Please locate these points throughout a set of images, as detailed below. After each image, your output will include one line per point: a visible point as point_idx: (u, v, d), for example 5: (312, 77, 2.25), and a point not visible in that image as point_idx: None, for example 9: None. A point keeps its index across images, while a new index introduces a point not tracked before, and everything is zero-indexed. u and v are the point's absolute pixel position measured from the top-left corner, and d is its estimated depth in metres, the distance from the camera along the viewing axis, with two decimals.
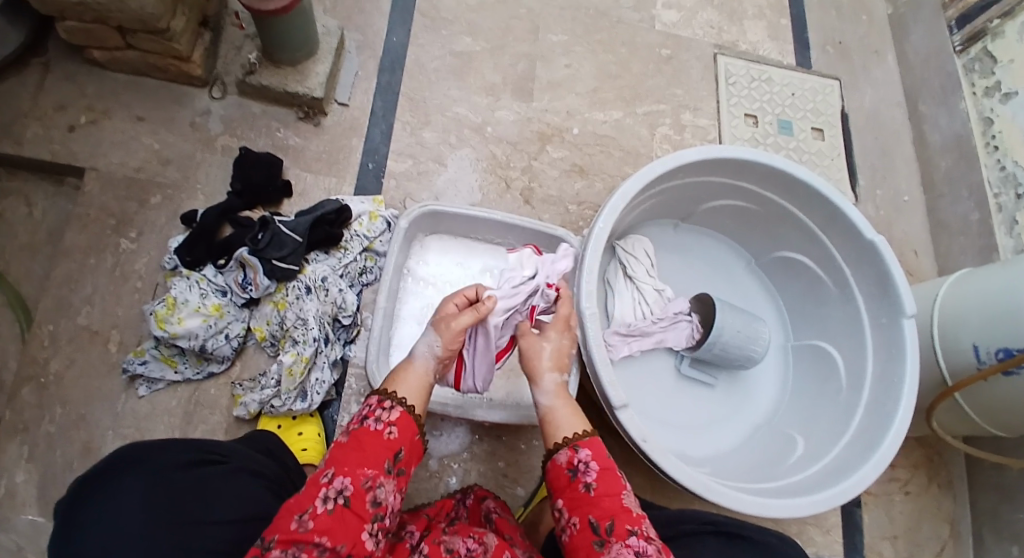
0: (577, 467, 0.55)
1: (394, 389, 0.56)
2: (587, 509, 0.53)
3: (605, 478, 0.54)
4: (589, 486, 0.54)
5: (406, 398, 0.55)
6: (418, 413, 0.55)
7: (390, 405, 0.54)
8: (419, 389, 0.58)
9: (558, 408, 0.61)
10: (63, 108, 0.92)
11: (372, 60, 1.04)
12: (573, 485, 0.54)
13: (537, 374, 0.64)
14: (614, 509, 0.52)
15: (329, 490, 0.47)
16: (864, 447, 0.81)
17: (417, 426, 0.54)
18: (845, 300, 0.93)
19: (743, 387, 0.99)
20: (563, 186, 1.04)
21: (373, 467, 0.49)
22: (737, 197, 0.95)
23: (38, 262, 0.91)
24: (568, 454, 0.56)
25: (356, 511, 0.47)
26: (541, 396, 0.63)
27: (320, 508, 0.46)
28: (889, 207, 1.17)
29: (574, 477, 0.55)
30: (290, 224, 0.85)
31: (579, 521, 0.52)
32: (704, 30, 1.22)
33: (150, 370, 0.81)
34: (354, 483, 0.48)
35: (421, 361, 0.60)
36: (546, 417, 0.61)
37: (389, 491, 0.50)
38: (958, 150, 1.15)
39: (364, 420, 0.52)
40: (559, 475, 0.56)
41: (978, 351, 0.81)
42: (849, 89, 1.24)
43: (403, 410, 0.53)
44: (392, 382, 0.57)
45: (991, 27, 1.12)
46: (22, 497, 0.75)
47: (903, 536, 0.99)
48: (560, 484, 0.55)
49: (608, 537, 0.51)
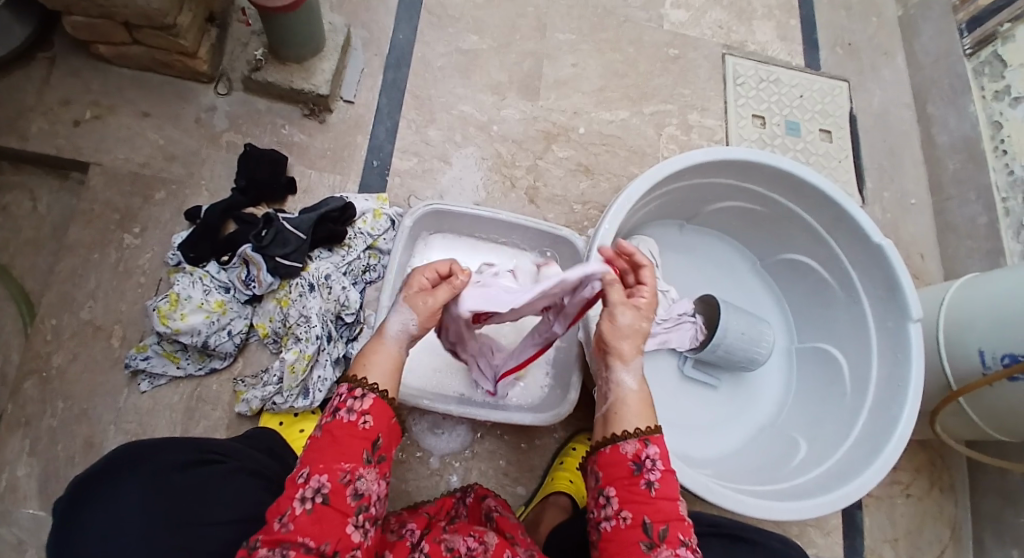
0: (643, 463, 0.53)
1: (364, 373, 0.54)
2: (642, 508, 0.52)
3: (667, 480, 0.53)
4: (650, 485, 0.52)
5: (379, 382, 0.53)
6: (392, 397, 0.54)
7: (362, 392, 0.52)
8: (391, 364, 0.56)
9: (632, 397, 0.58)
10: (70, 102, 0.92)
11: (377, 57, 1.04)
12: (633, 480, 0.53)
13: (625, 354, 0.60)
14: (670, 514, 0.52)
15: (306, 490, 0.47)
16: (868, 451, 0.80)
17: (391, 409, 0.53)
18: (851, 303, 0.92)
19: (746, 388, 0.99)
20: (568, 185, 1.04)
21: (351, 461, 0.48)
22: (743, 198, 0.95)
23: (43, 255, 0.92)
24: (636, 447, 0.54)
25: (337, 508, 0.47)
26: (626, 377, 0.59)
27: (299, 509, 0.46)
28: (897, 209, 1.16)
29: (637, 472, 0.53)
30: (294, 221, 0.84)
31: (631, 517, 0.52)
32: (712, 30, 1.21)
33: (153, 365, 0.81)
34: (331, 480, 0.47)
35: (394, 340, 0.57)
36: (618, 400, 0.58)
37: (371, 481, 0.49)
38: (966, 152, 1.14)
39: (336, 412, 0.51)
40: (616, 465, 0.54)
41: (983, 356, 0.80)
42: (858, 91, 1.23)
43: (375, 397, 0.52)
44: (363, 364, 0.55)
45: (1001, 31, 1.11)
46: (24, 491, 0.75)
47: (905, 540, 0.98)
48: (617, 474, 0.54)
49: (658, 541, 0.50)
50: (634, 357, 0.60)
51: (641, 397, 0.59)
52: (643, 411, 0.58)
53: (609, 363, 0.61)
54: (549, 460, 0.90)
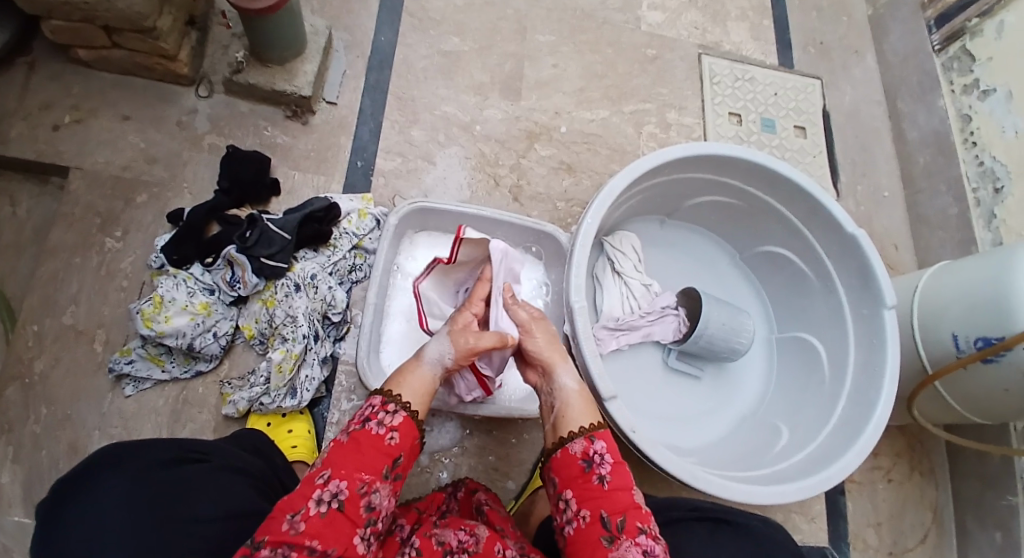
0: (593, 458, 0.54)
1: (397, 389, 0.56)
2: (598, 503, 0.52)
3: (618, 471, 0.54)
4: (602, 479, 0.53)
5: (410, 401, 0.55)
6: (420, 416, 0.55)
7: (394, 408, 0.53)
8: (422, 385, 0.57)
9: (574, 396, 0.60)
10: (49, 106, 0.92)
11: (360, 59, 1.05)
12: (586, 477, 0.54)
13: (555, 363, 0.63)
14: (625, 504, 0.52)
15: (323, 493, 0.47)
16: (847, 436, 0.83)
17: (417, 431, 0.54)
18: (828, 293, 0.95)
19: (729, 380, 1.00)
20: (551, 183, 1.05)
21: (370, 473, 0.49)
22: (721, 192, 0.97)
23: (25, 261, 0.91)
24: (584, 445, 0.55)
25: (350, 516, 0.47)
26: (568, 378, 0.62)
27: (313, 510, 0.46)
28: (870, 202, 1.20)
29: (589, 469, 0.54)
30: (279, 221, 0.85)
31: (589, 515, 0.52)
32: (688, 31, 1.24)
33: (138, 369, 0.81)
34: (350, 488, 0.48)
35: (431, 365, 0.59)
36: (562, 405, 0.60)
37: (384, 496, 0.50)
38: (936, 146, 1.18)
39: (366, 422, 0.52)
40: (569, 466, 0.55)
41: (957, 340, 0.83)
42: (830, 88, 1.27)
43: (406, 415, 0.53)
44: (397, 381, 0.57)
45: (969, 26, 1.16)
46: (8, 498, 0.74)
47: (887, 524, 1.00)
48: (571, 475, 0.54)
49: (618, 533, 0.51)
50: (564, 360, 0.64)
51: (584, 396, 0.60)
52: (586, 408, 0.59)
53: (545, 375, 0.64)
54: (537, 455, 0.91)
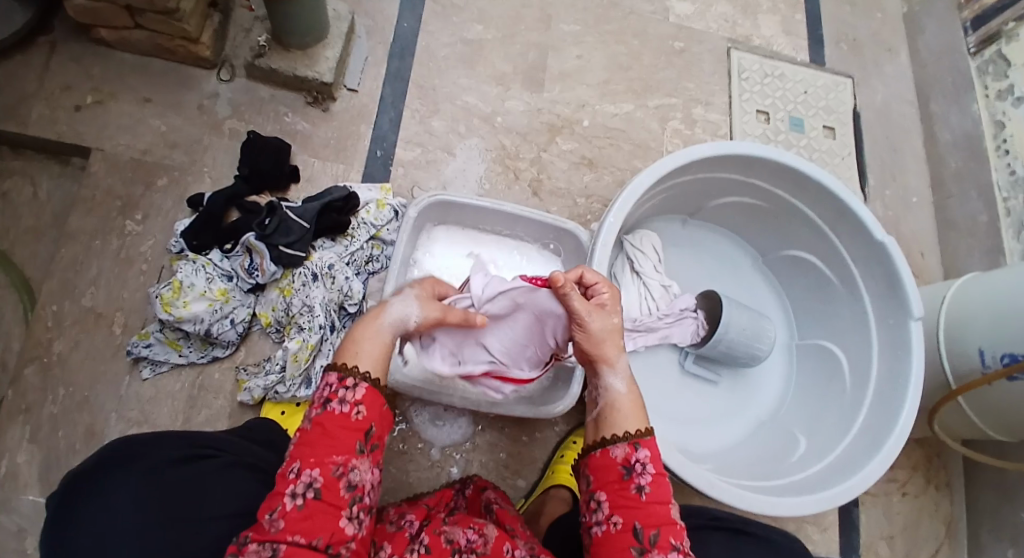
0: (633, 467, 0.53)
1: (352, 360, 0.51)
2: (631, 513, 0.51)
3: (658, 483, 0.52)
4: (640, 489, 0.52)
5: (370, 370, 0.51)
6: (383, 384, 0.51)
7: (353, 382, 0.49)
8: (380, 349, 0.52)
9: (623, 399, 0.57)
10: (70, 87, 0.91)
11: (381, 45, 1.03)
12: (624, 485, 0.52)
13: (608, 358, 0.59)
14: (661, 519, 0.51)
15: (297, 486, 0.45)
16: (867, 446, 0.81)
17: (384, 397, 0.51)
18: (852, 300, 0.92)
19: (746, 384, 0.99)
20: (572, 178, 1.04)
21: (343, 454, 0.47)
22: (746, 193, 0.95)
23: (44, 243, 0.91)
24: (626, 451, 0.53)
25: (329, 503, 0.45)
26: (617, 379, 0.58)
27: (290, 505, 0.44)
28: (899, 206, 1.17)
29: (628, 476, 0.52)
30: (298, 210, 0.84)
31: (621, 522, 0.51)
32: (717, 24, 1.20)
33: (155, 353, 0.81)
34: (323, 474, 0.46)
35: (391, 326, 0.55)
36: (609, 404, 0.57)
37: (363, 472, 0.48)
38: (968, 149, 1.14)
39: (327, 404, 0.48)
40: (608, 469, 0.54)
41: (983, 355, 0.80)
42: (862, 87, 1.23)
43: (369, 387, 0.49)
44: (354, 349, 0.52)
45: (1006, 29, 1.12)
46: (26, 478, 0.75)
47: (900, 536, 0.99)
48: (607, 479, 0.53)
49: (649, 546, 0.50)
50: (616, 355, 0.60)
51: (634, 399, 0.58)
52: (636, 411, 0.57)
53: (592, 369, 0.61)
54: (550, 452, 0.91)
